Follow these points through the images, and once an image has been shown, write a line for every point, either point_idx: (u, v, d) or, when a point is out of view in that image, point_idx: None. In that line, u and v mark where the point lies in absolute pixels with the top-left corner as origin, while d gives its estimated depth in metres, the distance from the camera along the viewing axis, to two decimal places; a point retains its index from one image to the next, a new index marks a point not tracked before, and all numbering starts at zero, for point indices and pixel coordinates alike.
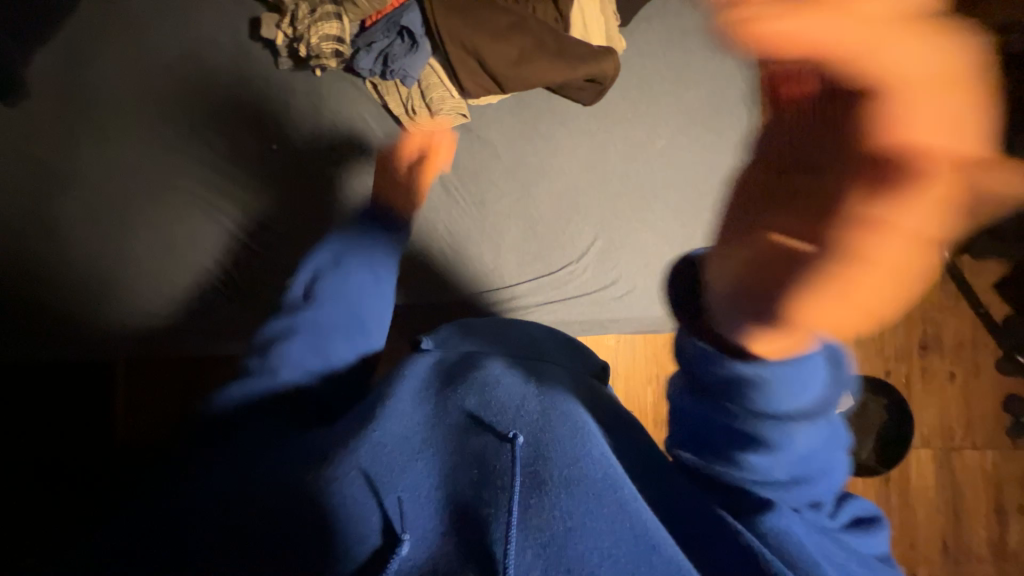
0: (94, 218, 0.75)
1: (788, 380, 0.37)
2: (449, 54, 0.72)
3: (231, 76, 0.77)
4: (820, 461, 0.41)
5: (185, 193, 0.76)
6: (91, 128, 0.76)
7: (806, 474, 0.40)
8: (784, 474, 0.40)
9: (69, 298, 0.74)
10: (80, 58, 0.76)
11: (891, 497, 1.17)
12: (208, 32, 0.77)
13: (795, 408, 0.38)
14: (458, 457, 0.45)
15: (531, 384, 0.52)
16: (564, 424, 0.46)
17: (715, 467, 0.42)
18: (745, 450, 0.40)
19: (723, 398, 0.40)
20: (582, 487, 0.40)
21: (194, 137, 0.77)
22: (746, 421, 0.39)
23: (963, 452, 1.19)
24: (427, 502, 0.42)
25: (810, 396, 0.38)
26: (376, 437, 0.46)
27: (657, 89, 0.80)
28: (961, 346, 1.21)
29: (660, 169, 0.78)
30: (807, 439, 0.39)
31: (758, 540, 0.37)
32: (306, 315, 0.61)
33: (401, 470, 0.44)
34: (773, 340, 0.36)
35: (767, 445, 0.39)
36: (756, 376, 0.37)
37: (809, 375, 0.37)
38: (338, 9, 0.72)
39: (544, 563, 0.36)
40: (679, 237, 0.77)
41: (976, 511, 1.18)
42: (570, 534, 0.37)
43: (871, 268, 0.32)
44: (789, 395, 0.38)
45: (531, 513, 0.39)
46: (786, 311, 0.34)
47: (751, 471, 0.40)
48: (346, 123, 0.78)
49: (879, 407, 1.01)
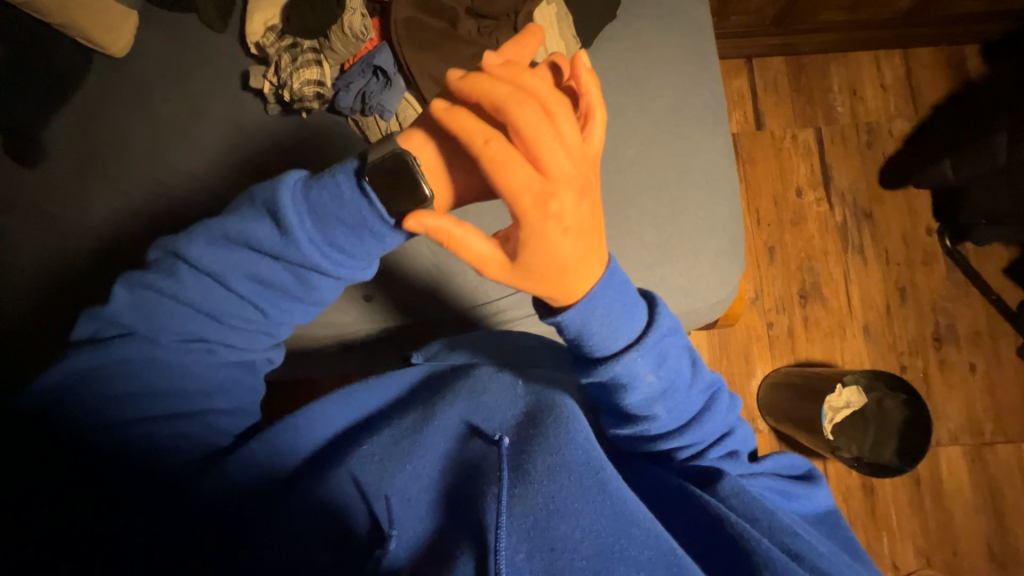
0: (74, 262, 0.73)
1: (613, 324, 0.44)
2: (420, 87, 0.71)
3: (212, 116, 0.77)
4: (685, 398, 0.50)
5: (163, 229, 0.74)
6: (73, 175, 0.75)
7: (686, 406, 0.50)
8: (665, 410, 0.49)
9: (45, 346, 0.71)
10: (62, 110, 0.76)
11: (926, 500, 1.10)
12: (187, 76, 0.78)
13: (630, 342, 0.45)
14: (450, 460, 0.51)
15: (518, 385, 0.55)
16: (549, 417, 0.49)
17: (630, 427, 0.50)
18: (626, 400, 0.47)
19: (579, 365, 0.48)
20: (563, 473, 0.45)
21: (176, 175, 0.76)
22: (600, 371, 0.45)
23: (997, 447, 1.13)
24: (418, 502, 0.49)
25: (635, 328, 0.45)
26: (370, 447, 0.51)
27: (624, 101, 0.78)
28: (979, 336, 1.17)
29: (632, 177, 0.76)
30: (659, 372, 0.47)
31: (723, 502, 0.46)
32: (177, 333, 0.48)
33: (393, 475, 0.49)
34: (550, 288, 0.42)
35: (631, 390, 0.47)
36: (577, 334, 0.44)
37: (616, 301, 0.44)
38: (317, 56, 0.73)
39: (528, 546, 0.42)
40: (656, 241, 0.75)
41: (1019, 510, 1.10)
42: (551, 514, 0.43)
43: (552, 211, 0.40)
44: (614, 336, 0.44)
45: (516, 502, 0.44)
46: (539, 253, 0.41)
47: (650, 420, 0.49)
48: (318, 154, 0.75)
49: (896, 404, 0.96)
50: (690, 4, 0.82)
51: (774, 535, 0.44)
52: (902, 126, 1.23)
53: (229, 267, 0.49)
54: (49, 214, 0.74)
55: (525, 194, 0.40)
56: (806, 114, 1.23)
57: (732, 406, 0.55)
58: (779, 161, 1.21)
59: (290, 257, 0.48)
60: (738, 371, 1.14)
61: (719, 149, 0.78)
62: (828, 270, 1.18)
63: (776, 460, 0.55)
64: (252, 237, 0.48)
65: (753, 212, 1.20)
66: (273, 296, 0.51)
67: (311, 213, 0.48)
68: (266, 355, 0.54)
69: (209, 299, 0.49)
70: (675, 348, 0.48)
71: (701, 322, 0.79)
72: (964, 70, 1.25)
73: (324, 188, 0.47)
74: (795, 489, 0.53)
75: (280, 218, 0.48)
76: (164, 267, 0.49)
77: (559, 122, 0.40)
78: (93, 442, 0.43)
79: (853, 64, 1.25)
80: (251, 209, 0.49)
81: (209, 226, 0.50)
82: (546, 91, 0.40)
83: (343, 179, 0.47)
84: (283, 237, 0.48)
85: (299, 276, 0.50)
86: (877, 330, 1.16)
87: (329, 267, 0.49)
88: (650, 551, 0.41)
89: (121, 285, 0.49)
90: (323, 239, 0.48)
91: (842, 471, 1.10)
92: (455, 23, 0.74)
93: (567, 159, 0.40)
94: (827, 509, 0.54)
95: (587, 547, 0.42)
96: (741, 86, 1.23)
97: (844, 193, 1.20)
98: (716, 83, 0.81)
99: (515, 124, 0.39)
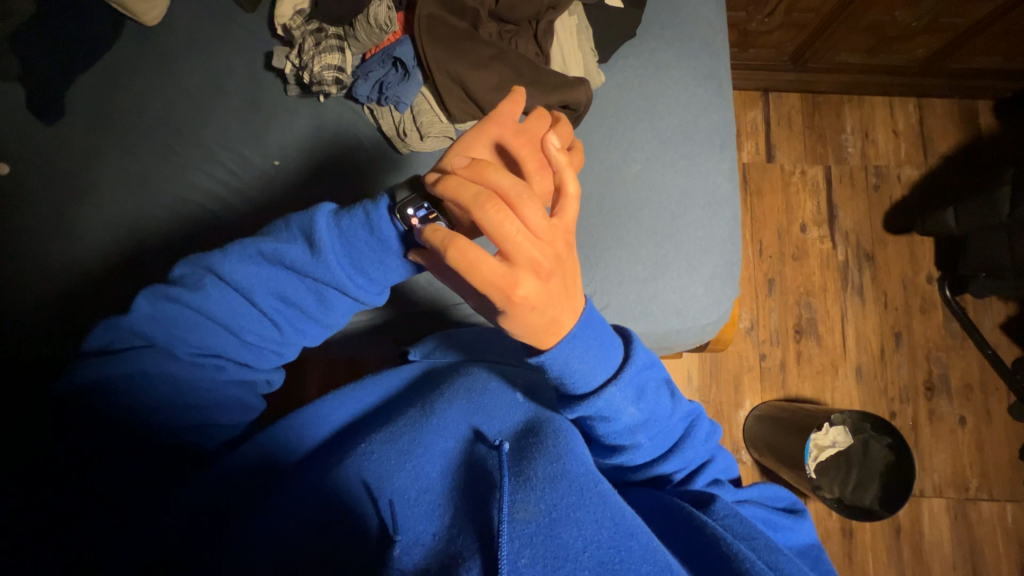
0: (84, 218, 0.74)
1: (591, 367, 0.45)
2: (437, 81, 0.72)
3: (233, 92, 0.79)
4: (662, 428, 0.52)
5: (179, 197, 0.76)
6: (90, 136, 0.77)
7: (667, 429, 0.53)
8: (647, 438, 0.51)
9: (45, 298, 0.72)
10: (89, 73, 0.78)
11: (904, 550, 1.09)
12: (215, 51, 0.80)
13: (608, 377, 0.47)
14: (451, 464, 0.49)
15: (517, 392, 0.57)
16: (548, 430, 0.50)
17: (614, 458, 0.53)
18: (608, 429, 0.49)
19: (567, 403, 0.48)
20: (564, 481, 0.44)
21: (194, 146, 0.78)
22: (578, 408, 0.47)
23: (981, 503, 1.11)
24: (419, 504, 0.45)
25: (612, 362, 0.46)
26: (369, 446, 0.49)
27: (635, 119, 0.79)
28: (970, 389, 1.16)
29: (638, 198, 0.76)
30: (639, 404, 0.49)
31: (714, 518, 0.47)
32: (193, 346, 0.49)
33: (391, 474, 0.46)
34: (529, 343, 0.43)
35: (609, 419, 0.48)
36: (558, 380, 0.46)
37: (594, 340, 0.45)
38: (341, 43, 0.74)
39: (531, 552, 0.40)
40: (652, 254, 0.75)
41: (998, 569, 1.09)
42: (555, 523, 0.42)
43: (519, 288, 0.38)
44: (592, 375, 0.45)
45: (518, 508, 0.42)
46: (516, 323, 0.41)
47: (633, 448, 0.51)
48: (337, 142, 0.78)
49: (882, 448, 0.94)
50: (708, 30, 0.84)
51: (768, 558, 0.44)
52: (911, 173, 1.24)
53: (256, 284, 0.51)
54: (64, 172, 0.75)
55: (497, 283, 0.38)
56: (816, 152, 1.24)
57: (710, 433, 0.58)
58: (786, 195, 1.22)
59: (317, 276, 0.51)
60: (726, 399, 1.13)
61: (724, 172, 0.80)
62: (825, 307, 1.18)
63: (762, 491, 0.56)
64: (285, 256, 0.51)
65: (756, 243, 1.20)
66: (291, 314, 0.53)
67: (342, 238, 0.51)
68: (267, 376, 0.55)
69: (230, 315, 0.50)
70: (653, 379, 0.51)
71: (691, 340, 0.79)
72: (976, 125, 1.26)
73: (355, 218, 0.50)
74: (783, 523, 0.53)
75: (313, 241, 0.50)
76: (191, 280, 0.50)
77: (525, 215, 0.38)
78: (108, 435, 0.42)
79: (867, 107, 1.26)
80: (285, 231, 0.52)
81: (244, 244, 0.51)
82: (511, 184, 0.39)
83: (373, 216, 0.50)
84: (314, 257, 0.51)
85: (319, 295, 0.52)
86: (869, 372, 1.16)
87: (351, 290, 0.52)
88: (649, 564, 0.40)
89: (144, 297, 0.49)
90: (349, 262, 0.51)
91: (822, 511, 1.09)
92: (476, 24, 0.75)
93: (535, 247, 0.38)
94: (812, 543, 0.54)
95: (590, 558, 0.40)
96: (754, 118, 1.25)
97: (848, 233, 1.21)
98: (728, 108, 0.82)
99: (479, 222, 0.38)
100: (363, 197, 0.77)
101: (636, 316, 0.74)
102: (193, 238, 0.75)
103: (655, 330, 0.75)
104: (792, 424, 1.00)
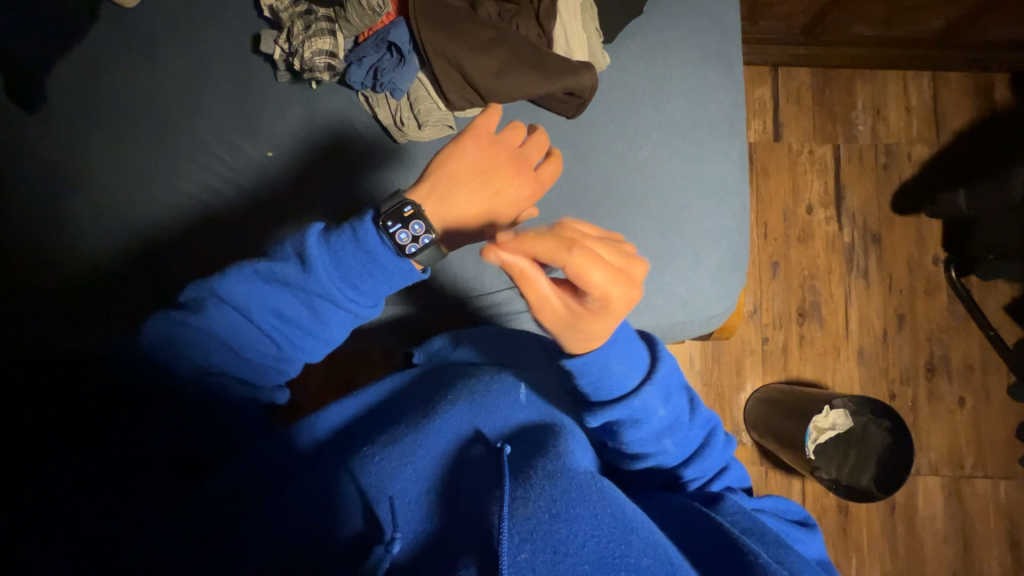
0: (75, 212, 0.72)
1: (630, 365, 0.48)
2: (434, 66, 0.69)
3: (219, 78, 0.75)
4: (686, 434, 0.53)
5: (169, 189, 0.74)
6: (74, 126, 0.74)
7: (688, 438, 0.53)
8: (672, 444, 0.51)
9: (45, 292, 0.71)
10: (64, 57, 0.74)
11: (898, 526, 1.12)
12: (200, 35, 0.76)
13: (643, 376, 0.49)
14: (451, 466, 0.49)
15: (520, 392, 0.56)
16: (552, 435, 0.50)
17: (637, 463, 0.53)
18: (637, 432, 0.50)
19: (600, 405, 0.49)
20: (563, 478, 0.44)
21: (183, 135, 0.75)
22: (611, 409, 0.48)
23: (974, 480, 1.14)
24: (419, 504, 0.45)
25: (644, 363, 0.49)
26: (369, 449, 0.49)
27: (641, 103, 0.76)
28: (971, 369, 1.17)
29: (644, 188, 0.74)
30: (668, 405, 0.50)
31: (725, 518, 0.47)
32: (196, 363, 0.48)
33: (392, 475, 0.46)
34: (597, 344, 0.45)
35: (640, 421, 0.49)
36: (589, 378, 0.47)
37: (626, 341, 0.48)
38: (331, 25, 0.69)
39: (531, 547, 0.40)
40: (659, 245, 0.73)
41: (987, 542, 1.12)
42: (555, 519, 0.41)
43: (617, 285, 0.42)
44: (629, 375, 0.48)
45: (517, 506, 0.42)
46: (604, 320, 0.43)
47: (657, 453, 0.51)
48: (332, 133, 0.75)
49: (880, 431, 0.95)
50: (718, 5, 0.80)
51: (776, 554, 0.44)
52: (922, 151, 1.21)
53: (251, 300, 0.50)
54: (50, 163, 0.73)
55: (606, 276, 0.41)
56: (826, 131, 1.21)
57: (728, 443, 0.58)
58: (793, 174, 1.19)
59: (308, 291, 0.50)
60: (727, 383, 1.14)
61: (732, 159, 0.77)
62: (829, 290, 1.17)
63: (776, 502, 0.57)
64: (277, 273, 0.50)
65: (761, 226, 1.18)
66: (290, 329, 0.52)
67: (331, 254, 0.50)
68: (271, 394, 0.53)
69: (230, 332, 0.49)
70: (679, 384, 0.52)
71: (698, 332, 0.78)
72: (991, 99, 1.22)
73: (343, 235, 0.50)
74: (795, 532, 0.54)
75: (302, 257, 0.50)
76: (191, 302, 0.50)
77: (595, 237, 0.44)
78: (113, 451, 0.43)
79: (881, 82, 1.22)
80: (278, 250, 0.52)
81: (238, 264, 0.51)
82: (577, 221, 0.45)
83: (361, 234, 0.49)
84: (305, 272, 0.50)
85: (313, 308, 0.51)
86: (871, 355, 1.16)
87: (344, 303, 0.51)
88: (650, 558, 0.40)
89: (153, 321, 0.48)
90: (339, 275, 0.50)
91: (820, 490, 1.11)
92: (474, 4, 0.72)
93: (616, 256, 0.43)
94: (823, 557, 0.54)
95: (590, 552, 0.40)
96: (763, 96, 1.20)
97: (855, 215, 1.19)
98: (737, 89, 0.79)
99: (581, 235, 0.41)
100: (360, 188, 0.74)
101: (641, 308, 0.73)
102: (188, 231, 0.73)
103: (660, 321, 0.74)
104: (791, 407, 1.01)
